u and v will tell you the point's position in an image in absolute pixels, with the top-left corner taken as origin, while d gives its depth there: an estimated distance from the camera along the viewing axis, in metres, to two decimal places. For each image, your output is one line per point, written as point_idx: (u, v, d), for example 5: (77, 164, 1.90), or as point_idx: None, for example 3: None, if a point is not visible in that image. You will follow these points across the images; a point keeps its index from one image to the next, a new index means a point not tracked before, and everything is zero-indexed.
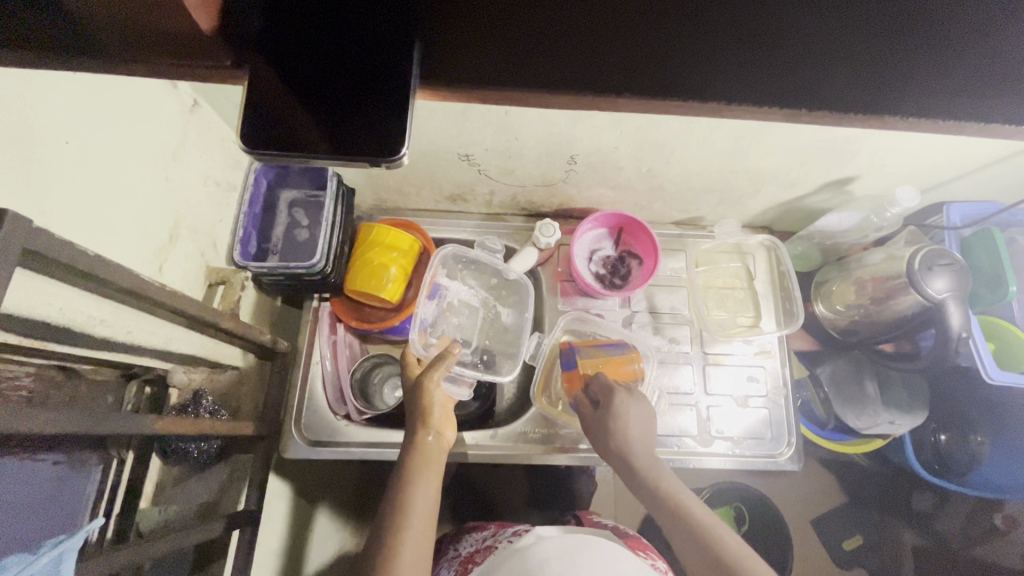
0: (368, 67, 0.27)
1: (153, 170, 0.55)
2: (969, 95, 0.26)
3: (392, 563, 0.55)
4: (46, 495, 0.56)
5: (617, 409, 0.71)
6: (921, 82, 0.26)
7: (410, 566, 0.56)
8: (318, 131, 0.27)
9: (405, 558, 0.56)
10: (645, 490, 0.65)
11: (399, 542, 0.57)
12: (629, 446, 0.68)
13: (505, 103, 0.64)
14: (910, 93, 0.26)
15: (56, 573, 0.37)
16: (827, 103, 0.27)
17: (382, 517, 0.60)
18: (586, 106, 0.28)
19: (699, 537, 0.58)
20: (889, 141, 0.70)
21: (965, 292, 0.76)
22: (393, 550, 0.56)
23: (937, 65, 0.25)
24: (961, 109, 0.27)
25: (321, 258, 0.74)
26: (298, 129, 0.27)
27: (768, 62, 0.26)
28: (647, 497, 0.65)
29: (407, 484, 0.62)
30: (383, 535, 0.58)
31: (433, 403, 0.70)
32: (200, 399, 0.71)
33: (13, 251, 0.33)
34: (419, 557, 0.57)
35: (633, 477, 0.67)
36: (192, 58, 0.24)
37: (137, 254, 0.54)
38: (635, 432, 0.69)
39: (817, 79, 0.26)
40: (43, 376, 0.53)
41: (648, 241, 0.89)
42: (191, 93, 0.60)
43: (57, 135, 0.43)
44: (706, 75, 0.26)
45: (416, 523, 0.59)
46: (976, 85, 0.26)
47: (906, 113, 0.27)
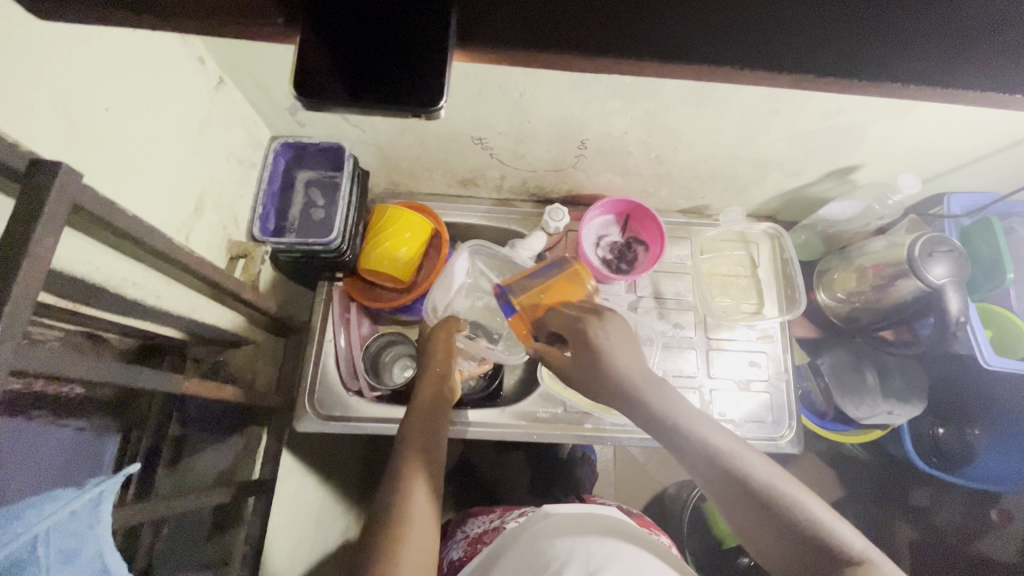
0: (398, 27, 0.27)
1: (182, 141, 0.58)
2: (986, 71, 0.26)
3: (406, 504, 0.58)
4: (64, 457, 0.60)
5: (603, 350, 0.61)
6: (935, 55, 0.26)
7: (423, 506, 0.58)
8: (345, 88, 0.28)
9: (416, 497, 0.59)
10: (697, 458, 0.54)
11: (411, 484, 0.60)
12: (622, 373, 0.60)
13: (520, 84, 0.66)
14: (918, 61, 0.26)
15: (96, 512, 0.39)
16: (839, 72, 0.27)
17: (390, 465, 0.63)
18: (605, 70, 0.29)
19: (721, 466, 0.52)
20: (892, 127, 0.72)
21: (965, 277, 0.77)
22: (407, 491, 0.59)
23: (947, 40, 0.25)
24: (973, 88, 0.27)
25: (338, 236, 0.76)
26: (322, 77, 0.28)
27: (795, 32, 0.26)
28: (703, 467, 0.54)
29: (417, 432, 0.67)
30: (397, 476, 0.61)
31: (438, 353, 0.78)
32: (219, 368, 0.74)
33: (66, 205, 0.35)
34: (431, 495, 0.60)
35: (679, 440, 0.55)
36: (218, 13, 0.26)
37: (166, 220, 0.56)
38: (621, 363, 0.60)
39: (836, 54, 0.26)
40: (72, 340, 0.56)
41: (654, 227, 0.91)
42: (217, 70, 0.63)
43: (98, 100, 0.45)
44: (719, 42, 0.27)
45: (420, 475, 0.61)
46: (994, 57, 0.25)
47: (922, 88, 0.27)
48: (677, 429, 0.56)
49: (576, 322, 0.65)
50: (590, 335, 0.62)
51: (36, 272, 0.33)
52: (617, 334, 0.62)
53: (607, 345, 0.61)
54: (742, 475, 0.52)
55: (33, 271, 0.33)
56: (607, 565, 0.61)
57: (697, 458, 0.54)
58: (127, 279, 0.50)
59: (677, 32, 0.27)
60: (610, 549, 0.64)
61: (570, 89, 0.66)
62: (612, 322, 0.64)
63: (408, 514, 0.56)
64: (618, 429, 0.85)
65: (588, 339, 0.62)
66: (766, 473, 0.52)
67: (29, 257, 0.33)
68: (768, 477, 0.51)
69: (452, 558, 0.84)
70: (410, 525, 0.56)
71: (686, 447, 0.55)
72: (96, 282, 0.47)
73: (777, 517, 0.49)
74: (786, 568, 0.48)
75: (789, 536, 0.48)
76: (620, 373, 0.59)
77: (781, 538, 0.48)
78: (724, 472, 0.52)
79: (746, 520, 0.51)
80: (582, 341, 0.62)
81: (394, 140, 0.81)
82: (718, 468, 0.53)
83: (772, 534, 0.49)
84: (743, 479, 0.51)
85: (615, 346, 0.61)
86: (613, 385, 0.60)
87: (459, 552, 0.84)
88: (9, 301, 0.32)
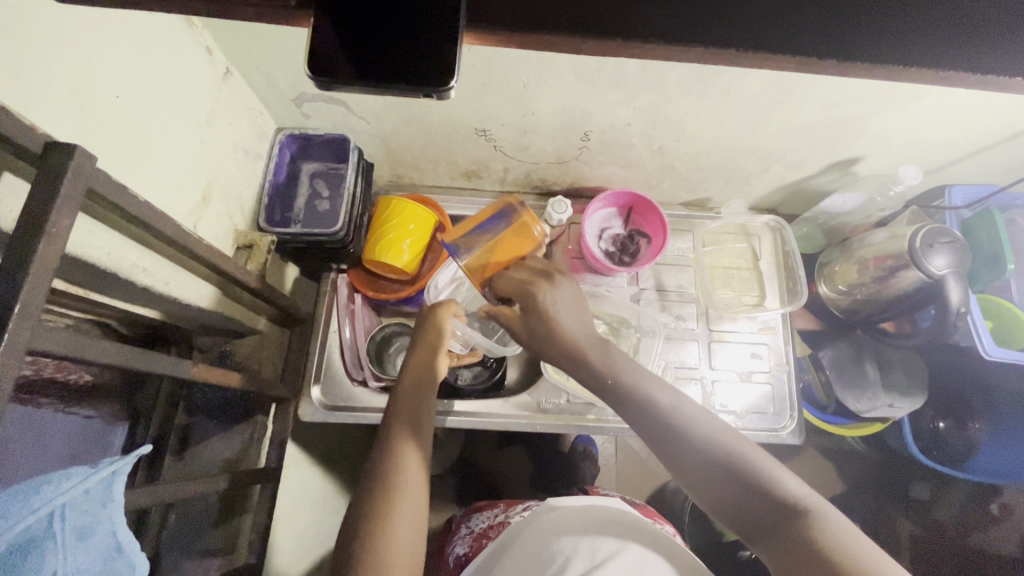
0: (412, 11, 0.28)
1: (191, 129, 0.58)
2: (988, 56, 0.26)
3: (399, 473, 0.59)
4: (76, 443, 0.62)
5: (551, 315, 0.61)
6: (935, 45, 0.26)
7: (415, 477, 0.60)
8: (354, 69, 0.28)
9: (406, 468, 0.60)
10: (648, 423, 0.55)
11: (401, 456, 0.61)
12: (572, 339, 0.60)
13: (525, 74, 0.66)
14: (924, 47, 0.26)
15: (108, 491, 0.39)
16: (842, 57, 0.27)
17: (379, 438, 0.64)
18: (614, 54, 0.29)
19: (671, 428, 0.53)
20: (894, 119, 0.72)
21: (965, 269, 0.78)
22: (397, 462, 0.61)
23: (947, 30, 0.26)
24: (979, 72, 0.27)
25: (343, 226, 0.77)
26: (335, 57, 0.28)
27: (795, 20, 0.27)
28: (655, 431, 0.54)
29: (403, 406, 0.67)
30: (386, 449, 0.62)
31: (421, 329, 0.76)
32: (224, 356, 0.76)
33: (80, 187, 0.36)
34: (419, 465, 0.62)
35: (630, 407, 0.56)
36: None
37: (175, 208, 0.57)
38: (574, 328, 0.60)
39: (841, 37, 0.27)
40: (81, 327, 0.57)
41: (656, 219, 0.92)
42: (225, 61, 0.63)
43: (110, 88, 0.46)
44: (722, 25, 0.27)
45: (411, 451, 0.62)
46: (995, 45, 0.26)
47: (921, 75, 0.27)
48: (630, 396, 0.56)
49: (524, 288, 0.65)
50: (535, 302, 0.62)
51: (50, 252, 0.34)
52: (566, 299, 0.63)
53: (559, 311, 0.61)
54: (691, 436, 0.52)
55: (48, 251, 0.34)
56: (611, 558, 0.62)
57: (648, 424, 0.55)
58: (137, 265, 0.51)
59: (683, 19, 0.27)
60: (614, 540, 0.66)
61: (574, 79, 0.66)
62: (560, 284, 0.65)
63: (399, 486, 0.58)
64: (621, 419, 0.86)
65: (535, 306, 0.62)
66: (719, 433, 0.52)
67: (44, 237, 0.33)
68: (718, 436, 0.52)
69: (457, 554, 0.85)
70: (401, 495, 0.58)
71: (639, 411, 0.55)
72: (107, 268, 0.48)
73: (728, 474, 0.50)
74: (737, 523, 0.49)
75: (740, 491, 0.49)
76: (565, 343, 0.60)
77: (733, 493, 0.49)
78: (674, 434, 0.53)
79: (702, 481, 0.51)
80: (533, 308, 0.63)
81: (398, 131, 0.81)
82: (669, 430, 0.53)
83: (723, 489, 0.50)
84: (693, 439, 0.52)
85: (560, 310, 0.62)
86: (565, 351, 0.60)
87: (465, 547, 0.85)
88: (28, 279, 0.32)
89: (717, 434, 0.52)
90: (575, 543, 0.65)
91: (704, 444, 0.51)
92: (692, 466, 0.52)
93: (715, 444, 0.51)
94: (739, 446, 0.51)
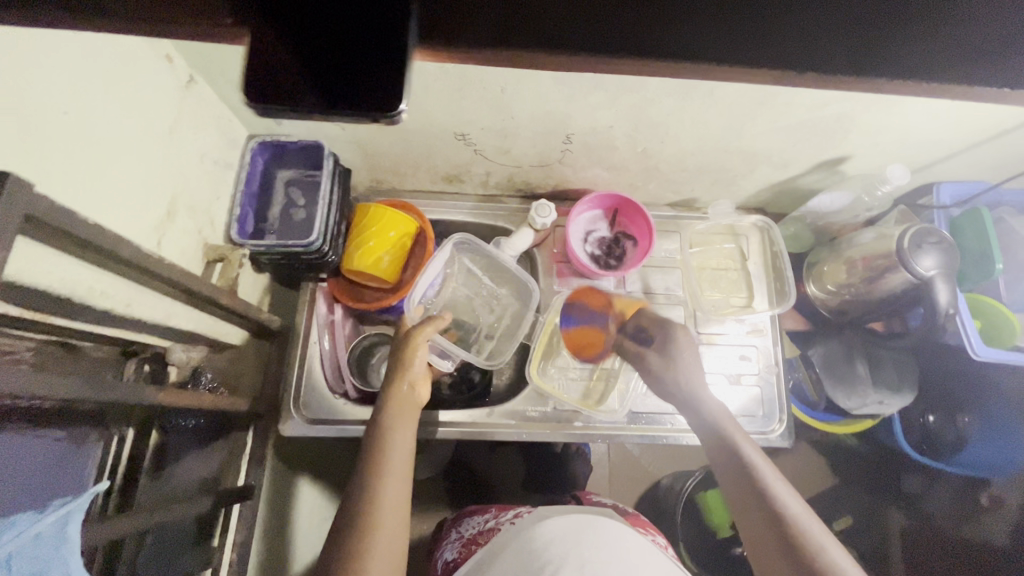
0: (359, 30, 0.26)
1: (151, 143, 0.56)
2: (972, 62, 0.25)
3: (371, 510, 0.57)
4: (44, 470, 0.56)
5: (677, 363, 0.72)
6: (917, 63, 0.25)
7: (388, 513, 0.57)
8: (314, 92, 0.26)
9: (383, 492, 0.58)
10: (730, 472, 0.60)
11: (380, 486, 0.59)
12: (691, 386, 0.70)
13: (501, 79, 0.64)
14: (906, 66, 0.25)
15: (63, 531, 0.38)
16: (816, 71, 0.26)
17: (360, 463, 0.62)
18: (577, 70, 0.28)
19: (749, 482, 0.58)
20: (882, 118, 0.70)
21: (953, 268, 0.77)
22: (373, 495, 0.58)
23: (926, 48, 0.25)
24: (964, 79, 0.25)
25: (318, 236, 0.74)
26: (291, 78, 0.26)
27: (771, 39, 0.25)
28: (732, 481, 0.59)
29: (386, 432, 0.64)
30: (364, 480, 0.59)
31: (407, 353, 0.72)
32: (200, 375, 0.71)
33: (16, 217, 0.34)
34: (400, 490, 0.60)
35: (724, 449, 0.61)
36: (166, 25, 0.24)
37: (137, 226, 0.55)
38: (692, 378, 0.71)
39: (820, 44, 0.25)
40: (43, 350, 0.52)
41: (642, 222, 0.90)
42: (187, 68, 0.60)
43: (55, 106, 0.43)
44: (703, 39, 0.25)
45: (393, 475, 0.60)
46: (980, 60, 0.25)
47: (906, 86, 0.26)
48: (725, 446, 0.62)
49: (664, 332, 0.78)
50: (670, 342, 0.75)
51: None
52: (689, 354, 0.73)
53: (681, 356, 0.73)
54: (767, 496, 0.56)
55: None
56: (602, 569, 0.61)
57: (732, 473, 0.60)
58: (94, 288, 0.49)
59: (653, 33, 0.25)
60: (605, 552, 0.64)
61: (553, 83, 0.64)
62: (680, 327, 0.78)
63: (378, 518, 0.56)
64: (609, 425, 0.85)
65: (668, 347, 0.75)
66: (793, 506, 0.54)
67: None
68: (788, 501, 0.55)
69: (446, 559, 0.84)
70: (374, 537, 0.55)
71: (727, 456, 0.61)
72: (60, 293, 0.46)
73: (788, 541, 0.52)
74: None
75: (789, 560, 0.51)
76: (687, 388, 0.69)
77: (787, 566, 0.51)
78: (752, 489, 0.57)
79: (761, 538, 0.54)
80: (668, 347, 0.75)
81: (374, 136, 0.79)
82: (750, 484, 0.57)
83: (777, 553, 0.52)
84: (767, 499, 0.55)
85: (681, 354, 0.73)
86: (678, 393, 0.70)
87: (453, 553, 0.83)
88: None
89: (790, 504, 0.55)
90: (563, 554, 0.63)
91: (776, 509, 0.54)
92: (755, 522, 0.55)
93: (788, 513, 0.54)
94: (803, 518, 0.53)
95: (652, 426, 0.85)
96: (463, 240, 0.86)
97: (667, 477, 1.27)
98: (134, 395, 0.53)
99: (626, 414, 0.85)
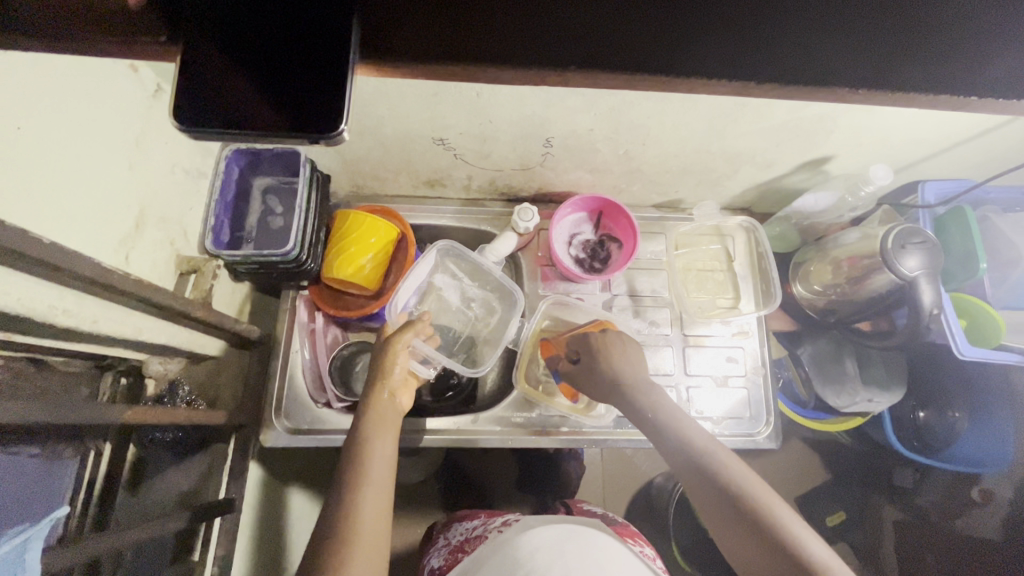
0: (303, 49, 0.25)
1: (116, 156, 0.54)
2: (926, 62, 0.25)
3: (351, 521, 0.56)
4: (21, 488, 0.55)
5: (610, 365, 0.70)
6: (873, 63, 0.25)
7: (369, 527, 0.56)
8: (271, 109, 0.26)
9: (363, 508, 0.57)
10: (704, 496, 0.56)
11: (358, 501, 0.57)
12: (623, 381, 0.68)
13: (476, 84, 0.63)
14: (862, 65, 0.25)
15: (20, 560, 0.38)
16: (773, 74, 0.26)
17: (339, 477, 0.60)
18: (531, 82, 0.27)
19: (695, 461, 0.58)
20: (862, 119, 0.70)
21: (937, 267, 0.77)
22: (351, 513, 0.56)
23: (878, 47, 0.25)
24: (914, 83, 0.26)
25: (295, 245, 0.73)
26: (239, 100, 0.26)
27: (728, 47, 0.25)
28: (709, 505, 0.56)
29: (366, 441, 0.63)
30: (343, 494, 0.58)
31: (387, 362, 0.72)
32: (176, 390, 0.71)
33: None
34: (380, 504, 0.59)
35: (668, 440, 0.61)
36: (91, 45, 0.23)
37: (101, 241, 0.54)
38: (629, 372, 0.69)
39: (785, 55, 0.25)
40: (13, 367, 0.52)
41: (627, 223, 0.89)
42: (154, 78, 0.59)
43: (7, 121, 0.42)
44: (667, 46, 0.25)
45: (372, 489, 0.59)
46: (930, 59, 0.25)
47: (867, 87, 0.26)
48: (691, 469, 0.58)
49: (586, 341, 0.74)
50: (598, 343, 0.73)
51: None
52: (627, 355, 0.71)
53: (613, 354, 0.71)
54: (745, 512, 0.52)
55: None
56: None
57: (706, 498, 0.56)
58: (57, 307, 0.47)
59: (607, 41, 0.25)
60: (588, 563, 0.63)
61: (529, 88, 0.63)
62: (612, 334, 0.74)
63: (357, 535, 0.55)
64: (595, 430, 0.84)
65: (600, 347, 0.72)
66: (742, 475, 0.55)
67: None
68: (738, 472, 0.56)
69: (432, 566, 0.83)
70: (354, 547, 0.54)
71: (671, 441, 0.61)
72: (20, 313, 0.44)
73: (778, 553, 0.49)
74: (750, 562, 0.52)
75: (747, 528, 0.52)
76: (619, 386, 0.68)
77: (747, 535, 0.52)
78: (729, 511, 0.54)
79: (718, 515, 0.55)
80: (593, 354, 0.72)
81: (352, 143, 0.78)
82: (726, 506, 0.54)
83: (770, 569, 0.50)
84: (746, 516, 0.52)
85: (619, 360, 0.70)
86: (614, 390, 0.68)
87: (440, 561, 0.82)
88: None
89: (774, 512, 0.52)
90: (548, 564, 0.61)
91: (724, 483, 0.55)
92: (709, 499, 0.56)
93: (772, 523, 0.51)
94: (753, 486, 0.54)
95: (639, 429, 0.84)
96: (446, 248, 0.85)
97: (660, 477, 1.26)
98: (103, 415, 0.52)
99: (612, 418, 0.84)
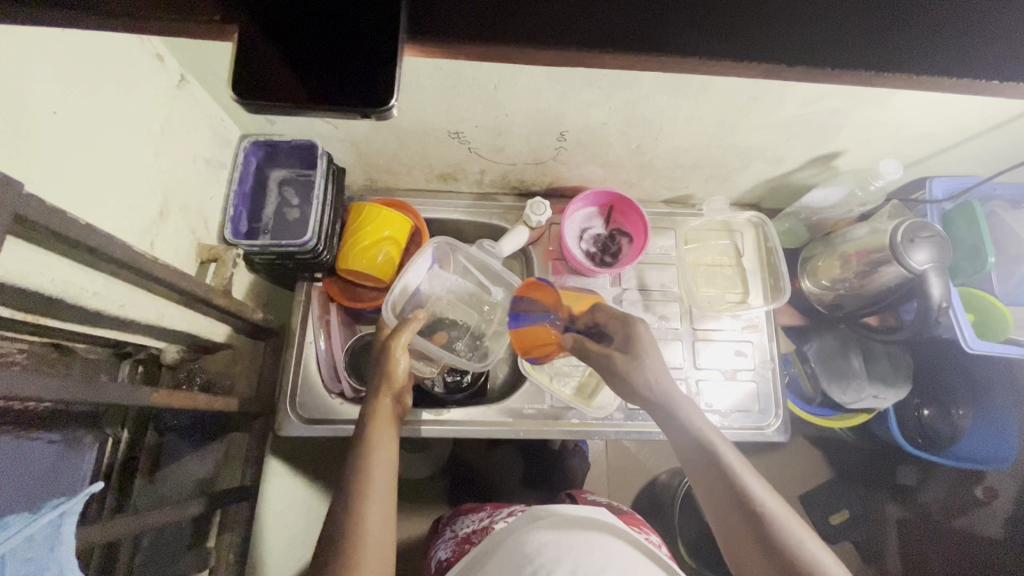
0: (358, 26, 0.26)
1: (142, 144, 0.56)
2: (952, 45, 0.25)
3: (359, 521, 0.57)
4: (45, 472, 0.56)
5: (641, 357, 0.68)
6: (900, 49, 0.25)
7: (376, 529, 0.57)
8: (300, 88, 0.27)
9: (370, 512, 0.58)
10: (744, 533, 0.55)
11: (365, 505, 0.58)
12: (662, 386, 0.66)
13: (494, 76, 0.64)
14: (891, 42, 0.25)
15: (56, 534, 0.39)
16: (802, 56, 0.26)
17: (343, 480, 0.61)
18: (570, 63, 0.28)
19: (729, 484, 0.57)
20: (872, 113, 0.71)
21: (945, 262, 0.77)
22: (359, 514, 0.57)
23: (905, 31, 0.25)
24: (941, 72, 0.26)
25: (313, 236, 0.74)
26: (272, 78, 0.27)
27: (755, 29, 0.25)
28: (747, 544, 0.54)
29: (371, 443, 0.64)
30: (349, 496, 0.59)
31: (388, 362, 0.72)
32: (193, 376, 0.73)
33: (6, 217, 0.34)
34: (385, 507, 0.59)
35: (700, 458, 0.60)
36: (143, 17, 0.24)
37: (126, 226, 0.54)
38: (660, 375, 0.66)
39: (813, 35, 0.25)
40: (36, 352, 0.53)
41: (638, 219, 0.90)
42: (179, 68, 0.60)
43: (43, 106, 0.43)
44: (690, 25, 0.25)
45: (378, 493, 0.60)
46: (961, 43, 0.25)
47: (897, 73, 0.26)
48: (736, 504, 0.56)
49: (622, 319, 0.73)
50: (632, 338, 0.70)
51: None
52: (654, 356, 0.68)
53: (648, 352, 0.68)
54: (775, 551, 0.52)
55: None
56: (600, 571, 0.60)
57: (737, 532, 0.55)
58: (86, 289, 0.49)
59: (637, 21, 0.25)
60: (599, 553, 0.64)
61: (547, 81, 0.64)
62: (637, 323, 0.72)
63: (364, 538, 0.56)
64: (601, 422, 0.85)
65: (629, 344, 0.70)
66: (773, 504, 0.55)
67: None
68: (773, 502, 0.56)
69: (440, 559, 0.83)
70: (364, 545, 0.55)
71: (704, 458, 0.60)
72: (51, 293, 0.46)
73: None
74: None
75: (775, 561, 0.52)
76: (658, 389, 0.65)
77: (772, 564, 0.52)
78: (757, 543, 0.54)
79: (744, 539, 0.55)
80: (629, 340, 0.70)
81: (368, 135, 0.79)
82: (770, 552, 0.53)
83: None
84: (776, 555, 0.52)
85: (645, 352, 0.68)
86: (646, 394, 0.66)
87: (447, 554, 0.82)
88: None
89: (804, 556, 0.51)
90: (558, 555, 0.62)
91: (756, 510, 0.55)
92: (737, 524, 0.56)
93: (807, 572, 0.50)
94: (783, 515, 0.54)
95: (647, 423, 0.85)
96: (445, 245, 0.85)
97: (665, 473, 1.26)
98: (128, 397, 0.53)
99: (621, 410, 0.85)
